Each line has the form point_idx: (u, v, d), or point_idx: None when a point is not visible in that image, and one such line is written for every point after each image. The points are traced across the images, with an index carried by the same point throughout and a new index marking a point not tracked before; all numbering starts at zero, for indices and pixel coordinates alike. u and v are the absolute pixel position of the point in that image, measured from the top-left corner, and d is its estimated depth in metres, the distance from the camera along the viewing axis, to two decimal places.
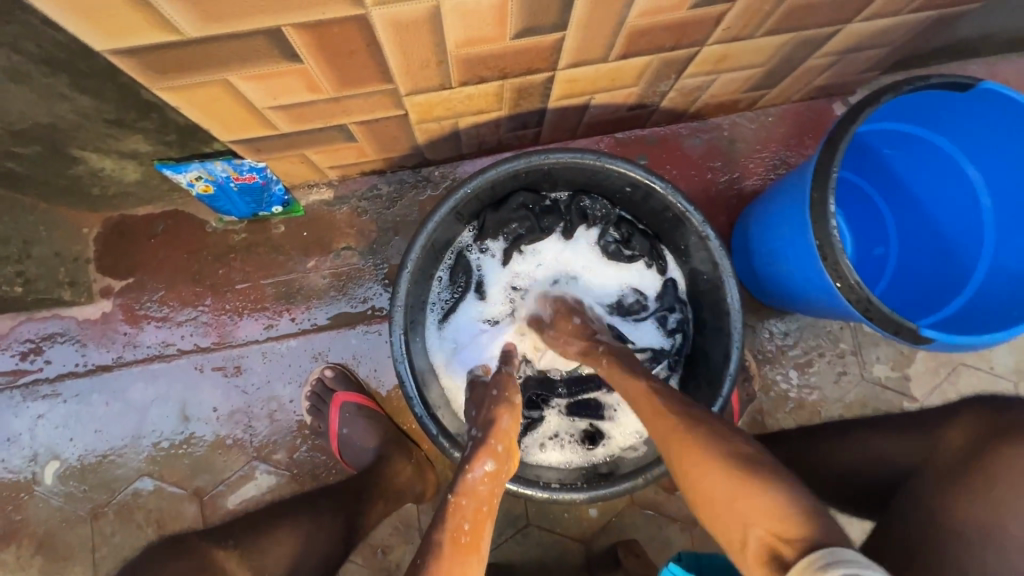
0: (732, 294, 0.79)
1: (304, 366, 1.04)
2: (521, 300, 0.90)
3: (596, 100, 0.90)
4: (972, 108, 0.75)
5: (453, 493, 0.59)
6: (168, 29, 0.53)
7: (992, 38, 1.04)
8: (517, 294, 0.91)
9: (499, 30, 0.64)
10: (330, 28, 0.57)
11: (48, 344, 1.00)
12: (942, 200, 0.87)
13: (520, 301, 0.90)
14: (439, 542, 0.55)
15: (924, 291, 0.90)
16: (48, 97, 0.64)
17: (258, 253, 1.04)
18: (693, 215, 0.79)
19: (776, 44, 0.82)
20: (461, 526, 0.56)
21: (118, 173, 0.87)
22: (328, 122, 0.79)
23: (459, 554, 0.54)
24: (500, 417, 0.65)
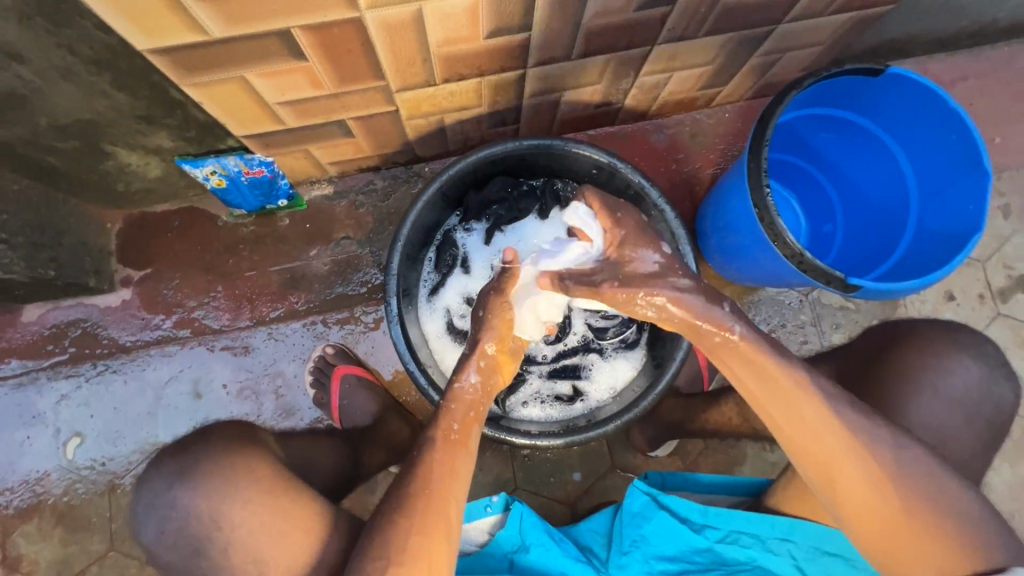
0: (689, 258, 0.89)
1: (307, 345, 1.13)
2: None
3: (565, 97, 1.02)
4: (887, 92, 0.86)
5: (445, 400, 0.73)
6: (199, 31, 0.65)
7: (919, 38, 1.16)
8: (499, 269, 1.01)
9: (473, 31, 0.75)
10: (330, 30, 0.69)
11: (72, 329, 1.10)
12: (877, 176, 0.98)
13: None
14: (432, 437, 0.70)
15: (866, 259, 1.00)
16: (91, 94, 0.75)
17: (265, 243, 1.14)
18: (651, 191, 0.90)
19: (718, 43, 0.95)
20: (451, 425, 0.71)
21: (142, 169, 0.98)
22: (329, 117, 0.90)
23: (449, 447, 0.69)
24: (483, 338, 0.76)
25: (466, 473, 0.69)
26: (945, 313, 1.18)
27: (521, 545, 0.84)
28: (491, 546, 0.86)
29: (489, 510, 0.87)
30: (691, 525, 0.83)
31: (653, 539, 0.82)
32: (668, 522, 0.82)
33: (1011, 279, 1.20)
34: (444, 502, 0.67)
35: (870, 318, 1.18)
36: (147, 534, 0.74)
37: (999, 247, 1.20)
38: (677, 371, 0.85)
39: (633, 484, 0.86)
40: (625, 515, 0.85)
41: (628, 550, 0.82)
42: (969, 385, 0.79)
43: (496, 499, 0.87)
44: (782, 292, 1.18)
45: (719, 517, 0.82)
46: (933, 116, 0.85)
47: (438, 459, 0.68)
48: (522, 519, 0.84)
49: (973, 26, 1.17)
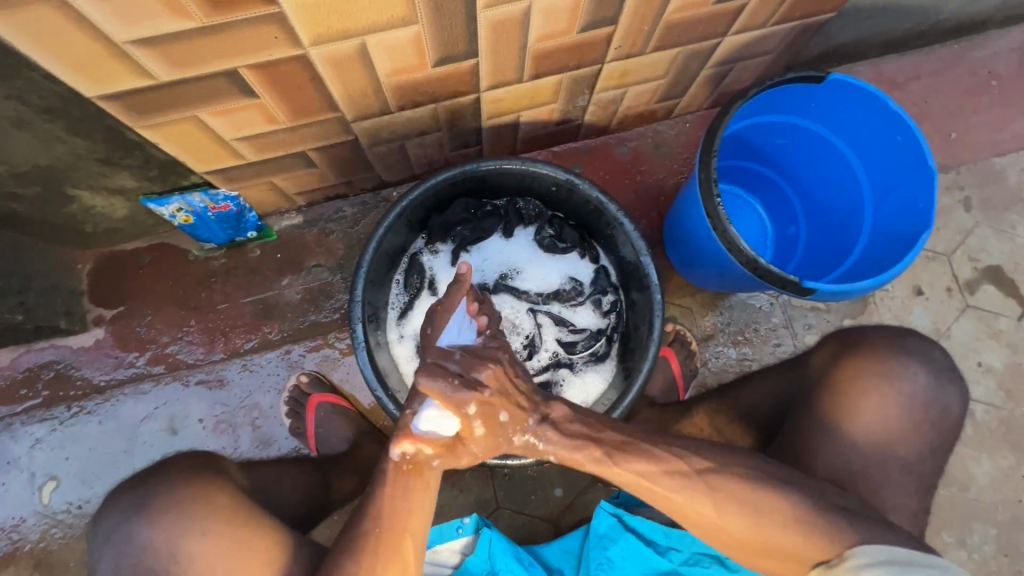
0: (651, 269, 0.90)
1: (282, 375, 1.13)
2: None
3: (524, 117, 1.04)
4: (833, 97, 0.89)
5: None
6: (144, 75, 0.66)
7: (869, 42, 1.19)
8: None
9: (421, 60, 0.77)
10: (277, 67, 0.71)
11: (46, 372, 1.10)
12: (829, 178, 1.00)
13: None
14: (386, 471, 0.67)
15: (827, 261, 1.01)
16: (46, 141, 0.76)
17: (237, 275, 1.15)
18: (609, 205, 0.91)
19: (668, 58, 0.97)
20: (405, 457, 0.67)
21: (108, 209, 0.99)
22: (289, 149, 0.92)
23: (401, 481, 0.66)
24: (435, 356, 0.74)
25: (425, 507, 0.68)
26: (914, 308, 1.19)
27: (490, 571, 0.86)
28: (462, 568, 0.88)
29: (461, 531, 0.91)
30: (655, 547, 0.85)
31: (619, 561, 0.84)
32: (633, 543, 0.85)
33: (977, 271, 1.21)
34: (399, 538, 0.66)
35: (841, 318, 1.19)
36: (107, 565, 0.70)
37: (962, 241, 1.21)
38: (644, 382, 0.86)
39: (601, 505, 0.89)
40: (592, 537, 0.87)
41: (593, 572, 0.84)
42: (930, 381, 0.79)
43: (467, 522, 0.90)
44: (752, 296, 1.19)
45: (681, 538, 0.84)
46: (878, 118, 0.87)
47: (389, 495, 0.66)
48: (490, 544, 0.87)
49: (920, 27, 1.20)
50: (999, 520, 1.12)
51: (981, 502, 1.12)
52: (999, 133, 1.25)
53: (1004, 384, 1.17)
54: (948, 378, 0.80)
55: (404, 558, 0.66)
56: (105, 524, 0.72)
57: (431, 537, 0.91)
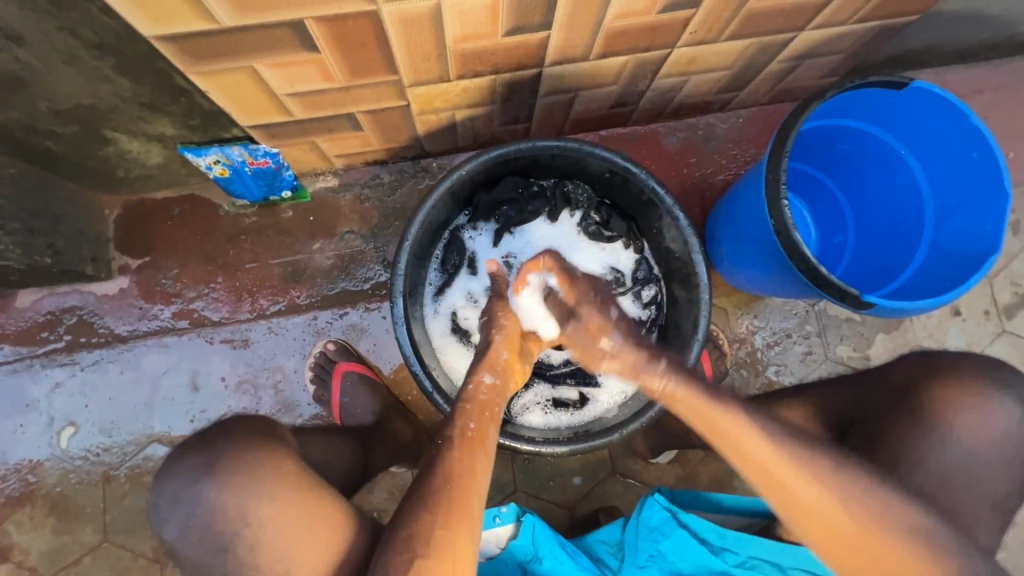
0: (701, 268, 0.88)
1: (307, 341, 1.11)
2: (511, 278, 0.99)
3: (580, 97, 1.00)
4: (910, 105, 0.85)
5: (460, 401, 0.74)
6: (207, 18, 0.62)
7: (939, 49, 1.14)
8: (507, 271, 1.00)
9: (492, 27, 0.73)
10: (346, 21, 0.66)
11: (68, 317, 1.07)
12: (889, 190, 0.97)
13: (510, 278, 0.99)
14: (451, 436, 0.70)
15: (877, 274, 0.99)
16: (93, 79, 0.72)
17: (267, 235, 1.12)
18: (665, 197, 0.88)
19: (739, 48, 0.92)
20: (467, 425, 0.71)
21: (144, 156, 0.95)
22: (338, 110, 0.88)
23: (467, 446, 0.68)
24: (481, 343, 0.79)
25: (485, 473, 0.68)
26: (951, 328, 1.18)
27: (535, 555, 0.86)
28: (505, 555, 0.87)
29: (499, 521, 0.88)
30: (709, 546, 0.83)
31: (671, 556, 0.83)
32: (687, 540, 0.82)
33: (1017, 296, 1.19)
34: (466, 496, 0.65)
35: (875, 331, 1.17)
36: (175, 527, 0.71)
37: (1007, 264, 1.19)
38: None
39: (654, 498, 0.87)
40: (643, 529, 0.85)
41: (645, 564, 0.83)
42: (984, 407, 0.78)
43: (505, 510, 0.89)
44: (789, 302, 1.17)
45: (738, 540, 0.82)
46: (956, 133, 0.83)
47: (455, 458, 0.67)
48: (535, 531, 0.86)
49: (994, 39, 1.15)
50: (1008, 545, 1.13)
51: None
52: None
53: None
54: None
55: (474, 516, 0.65)
56: (171, 484, 0.72)
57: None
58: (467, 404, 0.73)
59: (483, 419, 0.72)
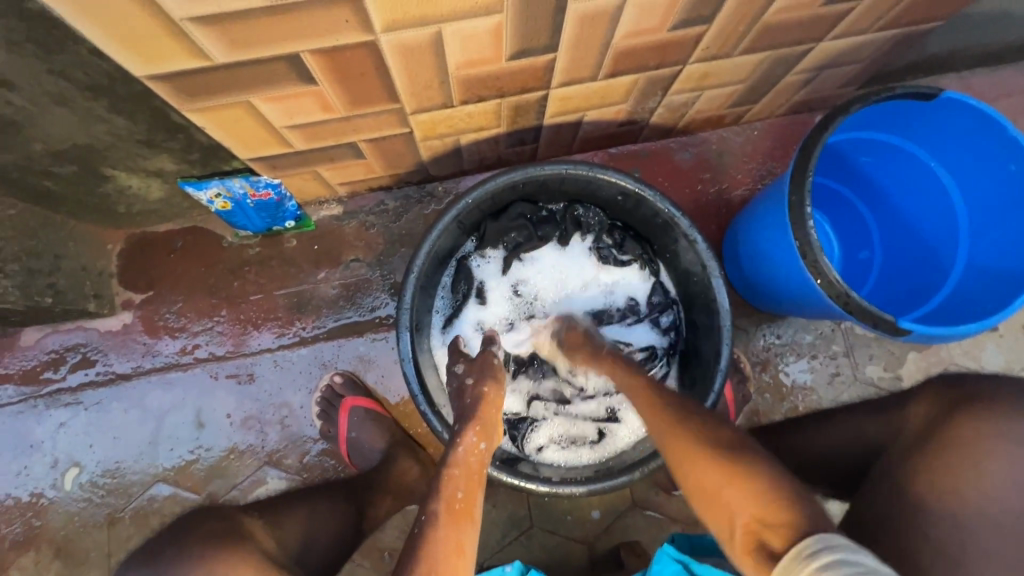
0: (722, 294, 0.83)
1: (314, 374, 1.08)
2: (522, 306, 0.95)
3: (588, 117, 0.97)
4: (939, 116, 0.80)
5: (447, 465, 0.68)
6: (200, 56, 0.59)
7: (963, 53, 1.10)
8: (517, 299, 0.95)
9: (496, 52, 0.70)
10: (343, 53, 0.64)
11: (71, 355, 1.05)
12: (920, 202, 0.92)
13: (520, 308, 0.95)
14: (436, 510, 0.63)
15: (907, 292, 0.94)
16: (87, 120, 0.70)
17: (271, 265, 1.09)
18: (682, 221, 0.84)
19: (754, 62, 0.88)
20: (455, 494, 0.65)
21: (144, 191, 0.93)
22: (339, 140, 0.85)
23: (452, 519, 0.62)
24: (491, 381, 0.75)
25: (472, 549, 0.62)
26: (987, 345, 1.11)
27: None
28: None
29: None
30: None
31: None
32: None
33: None
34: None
35: (906, 350, 1.12)
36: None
37: None
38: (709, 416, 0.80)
39: (662, 549, 0.77)
40: None
41: None
42: None
43: (510, 568, 0.83)
44: (813, 321, 1.12)
45: None
46: (990, 144, 0.78)
47: (442, 534, 0.61)
48: None
49: (1021, 41, 1.10)
50: None
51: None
52: None
53: None
54: None
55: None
56: None
57: None
58: (451, 470, 0.67)
59: (468, 484, 0.66)
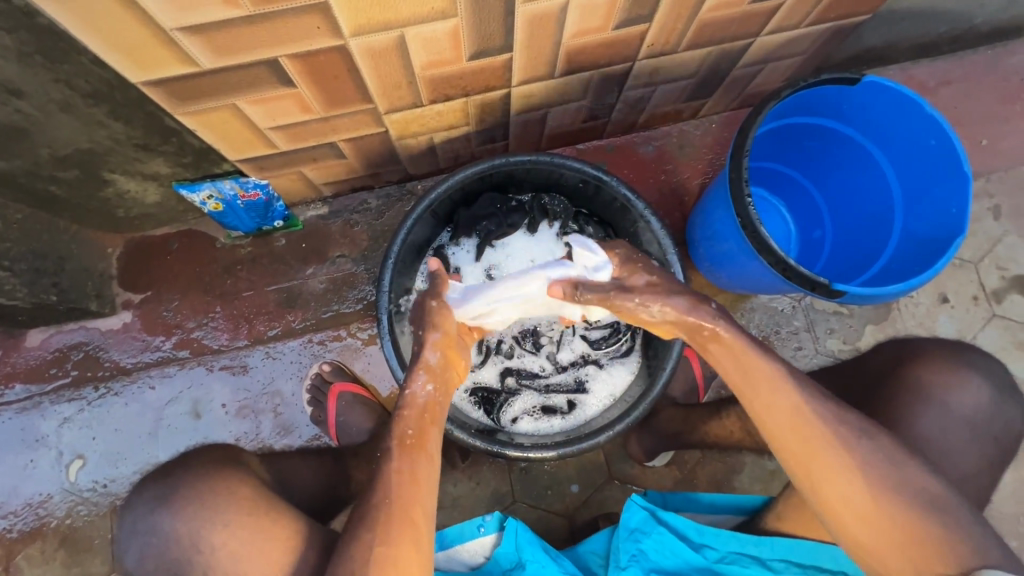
0: (676, 268, 0.90)
1: (305, 363, 1.14)
2: None
3: (552, 113, 1.05)
4: (865, 99, 0.87)
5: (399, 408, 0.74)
6: (188, 62, 0.67)
7: (902, 45, 1.18)
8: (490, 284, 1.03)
9: (456, 53, 0.78)
10: (317, 57, 0.71)
11: (75, 353, 1.12)
12: (856, 180, 1.00)
13: None
14: (389, 447, 0.71)
15: (855, 265, 1.01)
16: (88, 125, 0.78)
17: (262, 263, 1.16)
18: (637, 203, 0.91)
19: (699, 57, 0.96)
20: (405, 431, 0.72)
21: (141, 195, 1.01)
22: (320, 140, 0.93)
23: (405, 453, 0.70)
24: (463, 354, 0.81)
25: (429, 476, 0.71)
26: (940, 316, 1.18)
27: (518, 561, 0.87)
28: (491, 562, 0.90)
29: (484, 529, 0.91)
30: (690, 543, 0.86)
31: (652, 554, 0.85)
32: (666, 537, 0.85)
33: (1005, 280, 1.20)
34: (408, 508, 0.68)
35: (863, 323, 1.18)
36: (133, 555, 0.75)
37: (991, 249, 1.21)
38: (667, 380, 0.87)
39: (632, 499, 0.90)
40: (623, 530, 0.88)
41: (626, 565, 0.84)
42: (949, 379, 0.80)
43: (489, 518, 0.92)
44: (774, 299, 1.19)
45: (717, 537, 0.85)
46: (913, 123, 0.86)
47: (396, 467, 0.69)
48: (517, 535, 0.89)
49: (954, 32, 1.19)
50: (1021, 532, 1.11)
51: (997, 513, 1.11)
52: None
53: None
54: (966, 376, 0.81)
55: (421, 522, 0.69)
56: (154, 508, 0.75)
57: (453, 537, 0.91)
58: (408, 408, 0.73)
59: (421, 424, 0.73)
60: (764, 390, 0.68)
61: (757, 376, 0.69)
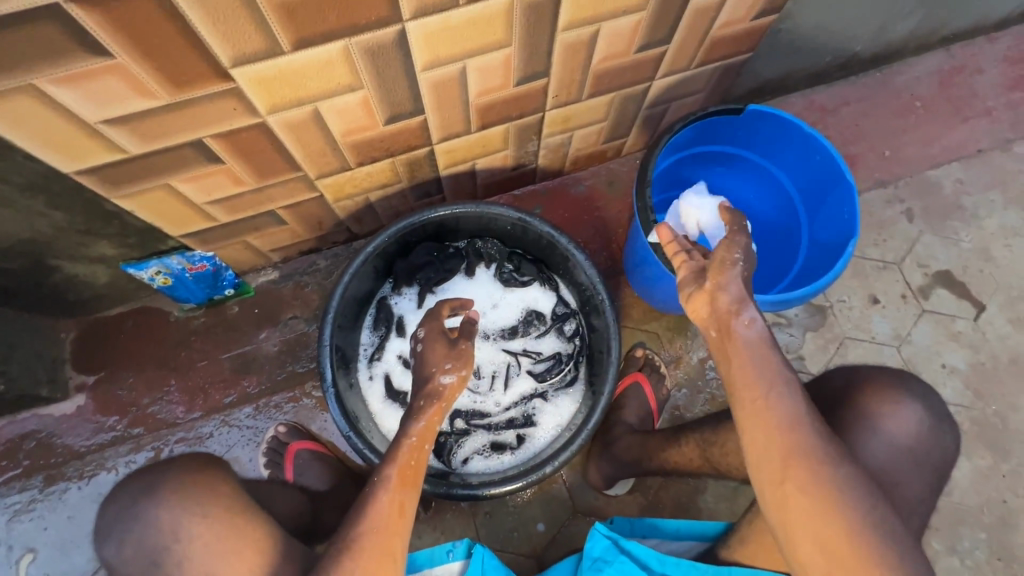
0: (604, 296, 0.95)
1: (261, 427, 1.15)
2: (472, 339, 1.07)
3: (479, 165, 1.12)
4: (754, 125, 0.96)
5: (404, 435, 0.74)
6: (115, 149, 0.73)
7: (795, 75, 1.30)
8: None
9: (371, 120, 0.85)
10: (239, 135, 0.78)
11: (27, 442, 1.11)
12: (766, 199, 1.07)
13: None
14: (388, 475, 0.71)
15: (777, 275, 1.07)
16: (29, 215, 0.82)
17: (216, 332, 1.19)
18: (561, 239, 0.97)
19: (605, 103, 1.06)
20: (408, 462, 0.73)
21: (91, 277, 1.04)
22: (258, 209, 0.99)
23: (401, 485, 0.71)
24: None
25: (411, 512, 0.71)
26: (874, 316, 1.24)
27: None
28: None
29: (452, 556, 0.90)
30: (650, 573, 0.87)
31: None
32: (628, 566, 0.86)
33: (928, 276, 1.27)
34: (389, 539, 0.68)
35: (804, 331, 1.23)
36: None
37: (910, 249, 1.28)
38: (605, 403, 0.91)
39: (596, 528, 0.91)
40: (587, 559, 0.89)
41: None
42: (861, 374, 0.84)
43: (460, 544, 0.90)
44: None
45: (678, 567, 0.86)
46: (799, 142, 0.95)
47: (389, 497, 0.70)
48: (483, 563, 0.87)
49: (840, 60, 1.31)
50: (987, 523, 1.12)
51: (926, 537, 1.11)
52: (930, 148, 1.35)
53: (970, 383, 1.20)
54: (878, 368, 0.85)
55: (397, 553, 0.69)
56: None
57: (421, 560, 0.90)
58: (420, 401, 0.77)
59: (423, 432, 0.75)
60: (760, 405, 0.67)
61: (763, 391, 0.67)
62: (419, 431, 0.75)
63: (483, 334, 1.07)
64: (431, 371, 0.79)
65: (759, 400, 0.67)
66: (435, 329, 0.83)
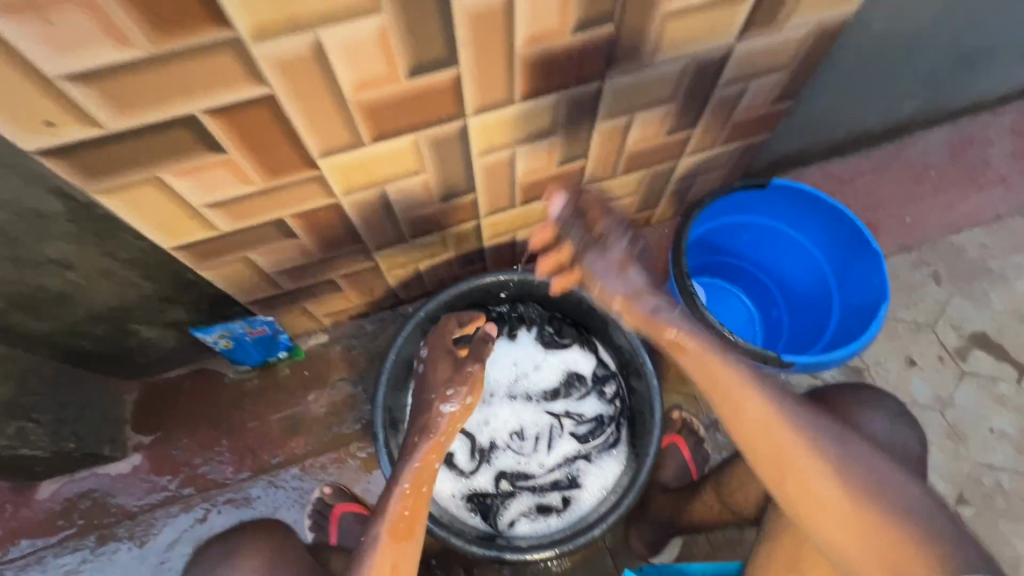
0: (645, 359, 0.99)
1: (307, 489, 1.19)
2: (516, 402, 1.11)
3: (519, 235, 1.21)
4: (778, 198, 1.03)
5: (399, 483, 0.83)
6: (210, 227, 0.82)
7: (812, 149, 1.39)
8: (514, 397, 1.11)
9: (430, 198, 0.95)
10: (316, 212, 0.88)
11: (83, 501, 1.15)
12: (794, 264, 1.13)
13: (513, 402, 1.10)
14: (382, 527, 0.79)
15: (811, 337, 1.10)
16: (123, 285, 0.92)
17: (267, 393, 1.24)
18: (601, 303, 1.02)
19: (636, 178, 1.15)
20: (402, 512, 0.80)
21: (160, 341, 1.12)
22: (319, 278, 1.07)
23: (396, 536, 0.79)
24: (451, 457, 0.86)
25: (410, 565, 0.79)
26: (911, 377, 1.25)
27: None
28: None
29: None
30: None
31: None
32: None
33: (961, 338, 1.28)
34: None
35: None
36: None
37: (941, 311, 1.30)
38: (650, 464, 0.92)
39: None
40: None
41: None
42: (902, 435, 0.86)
43: None
44: None
45: None
46: (823, 212, 1.01)
47: (385, 551, 0.77)
48: None
49: (854, 134, 1.40)
50: None
51: None
52: (950, 214, 1.40)
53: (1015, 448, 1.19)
54: None
55: None
56: None
57: None
58: (415, 438, 0.87)
59: (416, 476, 0.83)
60: (735, 396, 0.82)
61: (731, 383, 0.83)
62: (411, 480, 0.83)
63: (526, 396, 1.11)
64: (430, 400, 0.90)
65: (737, 392, 0.82)
66: (441, 348, 0.94)
